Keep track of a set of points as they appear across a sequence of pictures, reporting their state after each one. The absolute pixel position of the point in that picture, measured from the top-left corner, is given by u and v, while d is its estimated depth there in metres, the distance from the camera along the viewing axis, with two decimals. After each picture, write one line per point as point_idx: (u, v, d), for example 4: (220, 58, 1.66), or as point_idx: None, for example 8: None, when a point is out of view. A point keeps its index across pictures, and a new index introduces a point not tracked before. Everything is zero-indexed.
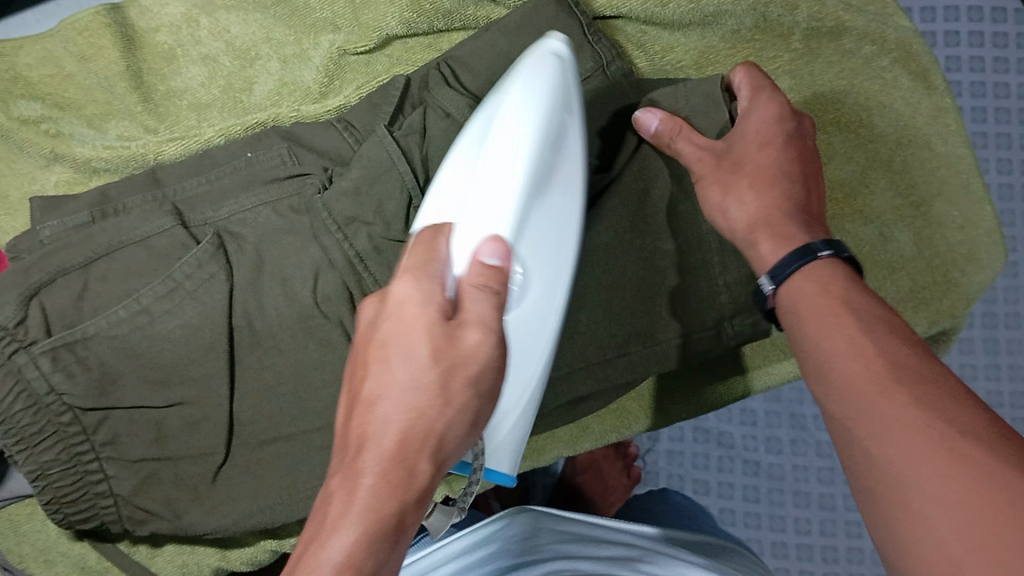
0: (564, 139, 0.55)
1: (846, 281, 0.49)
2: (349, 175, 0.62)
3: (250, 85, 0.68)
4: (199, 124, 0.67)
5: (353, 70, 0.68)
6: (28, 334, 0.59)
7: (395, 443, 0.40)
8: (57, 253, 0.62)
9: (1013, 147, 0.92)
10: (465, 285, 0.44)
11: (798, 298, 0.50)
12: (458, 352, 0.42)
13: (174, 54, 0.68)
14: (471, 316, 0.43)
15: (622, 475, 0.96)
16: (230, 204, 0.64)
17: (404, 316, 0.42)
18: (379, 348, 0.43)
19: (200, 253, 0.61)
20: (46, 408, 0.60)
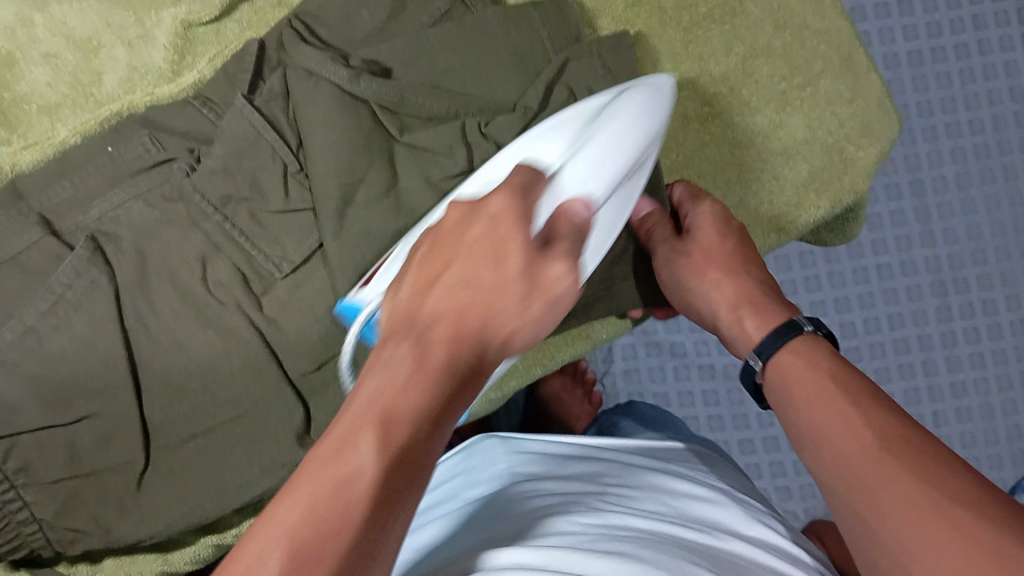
0: (648, 155, 0.54)
1: (827, 354, 0.49)
2: (213, 153, 0.59)
3: (99, 77, 0.64)
4: (53, 126, 0.64)
5: (203, 41, 0.65)
6: None
7: (460, 336, 0.35)
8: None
9: (916, 12, 0.95)
10: (551, 226, 0.40)
11: (785, 375, 0.49)
12: (546, 283, 0.37)
13: (13, 57, 0.63)
14: (560, 249, 0.38)
15: (585, 403, 0.93)
16: (100, 205, 0.61)
17: (497, 235, 0.37)
18: (494, 244, 0.37)
19: (75, 261, 0.58)
20: None
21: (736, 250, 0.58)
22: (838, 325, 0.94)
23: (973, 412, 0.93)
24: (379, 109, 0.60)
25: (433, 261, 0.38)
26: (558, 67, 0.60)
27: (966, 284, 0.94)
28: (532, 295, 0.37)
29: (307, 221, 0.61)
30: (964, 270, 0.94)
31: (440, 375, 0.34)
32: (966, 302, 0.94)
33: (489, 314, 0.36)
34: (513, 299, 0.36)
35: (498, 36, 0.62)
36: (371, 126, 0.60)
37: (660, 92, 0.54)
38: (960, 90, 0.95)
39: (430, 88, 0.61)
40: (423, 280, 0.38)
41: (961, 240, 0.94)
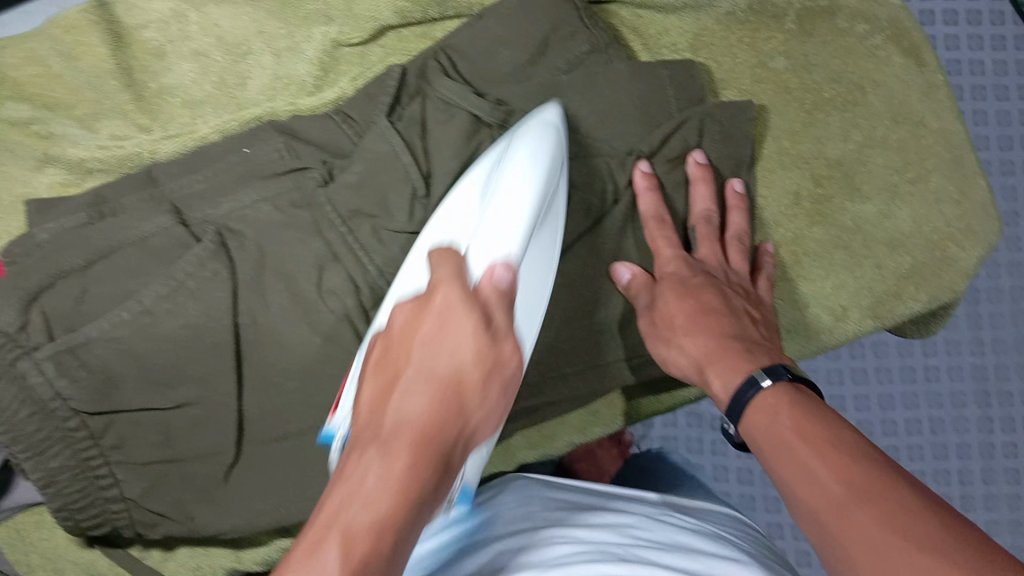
0: (553, 204, 0.55)
1: (813, 402, 0.48)
2: (352, 168, 0.62)
3: (244, 80, 0.67)
4: (194, 121, 0.66)
5: (347, 61, 0.67)
6: (30, 338, 0.59)
7: (425, 441, 0.43)
8: (53, 255, 0.61)
9: (1014, 122, 0.94)
10: (465, 296, 0.49)
11: (761, 424, 0.48)
12: (498, 354, 0.48)
13: (164, 50, 0.66)
14: (501, 326, 0.49)
15: (615, 459, 0.95)
16: (229, 201, 0.63)
17: (448, 308, 0.48)
18: (400, 348, 0.48)
19: (201, 252, 0.61)
20: (52, 414, 0.60)
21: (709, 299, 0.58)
22: (880, 421, 0.91)
23: (1002, 527, 0.91)
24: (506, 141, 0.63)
25: (386, 384, 0.47)
26: (679, 123, 0.62)
27: (1008, 397, 0.92)
28: (503, 339, 0.49)
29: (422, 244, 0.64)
30: (1009, 382, 0.92)
31: (432, 444, 0.43)
32: (1006, 415, 0.92)
33: (451, 371, 0.46)
34: (449, 351, 0.47)
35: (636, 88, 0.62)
36: None
37: (557, 136, 0.57)
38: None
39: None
40: (382, 373, 0.47)
41: (1010, 351, 0.93)
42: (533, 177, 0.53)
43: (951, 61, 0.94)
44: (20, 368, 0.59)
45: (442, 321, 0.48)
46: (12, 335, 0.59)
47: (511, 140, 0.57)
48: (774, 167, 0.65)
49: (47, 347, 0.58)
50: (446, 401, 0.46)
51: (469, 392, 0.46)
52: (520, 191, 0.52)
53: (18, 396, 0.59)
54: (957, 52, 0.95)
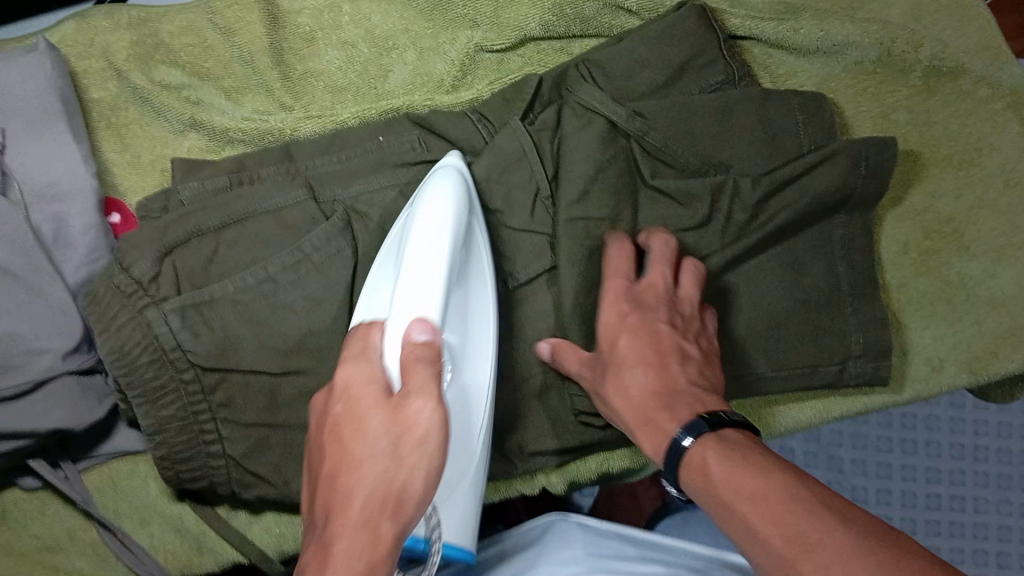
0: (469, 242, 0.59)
1: (754, 445, 0.46)
2: (480, 162, 0.64)
3: (386, 73, 0.70)
4: (334, 105, 0.69)
5: (485, 66, 0.70)
6: (159, 290, 0.62)
7: (366, 532, 0.41)
8: (193, 214, 0.64)
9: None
10: (404, 358, 0.46)
11: (700, 455, 0.47)
12: (403, 420, 0.44)
13: (314, 36, 0.69)
14: (413, 385, 0.44)
15: (656, 498, 0.97)
16: (359, 184, 0.66)
17: (351, 400, 0.46)
18: (347, 428, 0.45)
19: (330, 228, 0.64)
20: (171, 364, 0.62)
21: (641, 351, 0.54)
22: (925, 494, 0.93)
23: None
24: (638, 153, 0.65)
25: (331, 473, 0.44)
26: (824, 155, 0.63)
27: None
28: (415, 396, 0.44)
29: (541, 246, 0.65)
30: None
31: (353, 534, 0.41)
32: None
33: (376, 441, 0.43)
34: (374, 442, 0.43)
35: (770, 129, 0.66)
36: (633, 177, 0.64)
37: (462, 177, 0.60)
38: None
39: (681, 143, 0.65)
40: (341, 470, 0.44)
41: None
42: (441, 230, 0.55)
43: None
44: (147, 316, 0.61)
45: (399, 407, 0.44)
46: (144, 285, 0.61)
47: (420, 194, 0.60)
48: (885, 213, 0.68)
49: (176, 300, 0.61)
50: (362, 474, 0.42)
51: (401, 466, 0.42)
52: (438, 235, 0.54)
53: (142, 342, 0.61)
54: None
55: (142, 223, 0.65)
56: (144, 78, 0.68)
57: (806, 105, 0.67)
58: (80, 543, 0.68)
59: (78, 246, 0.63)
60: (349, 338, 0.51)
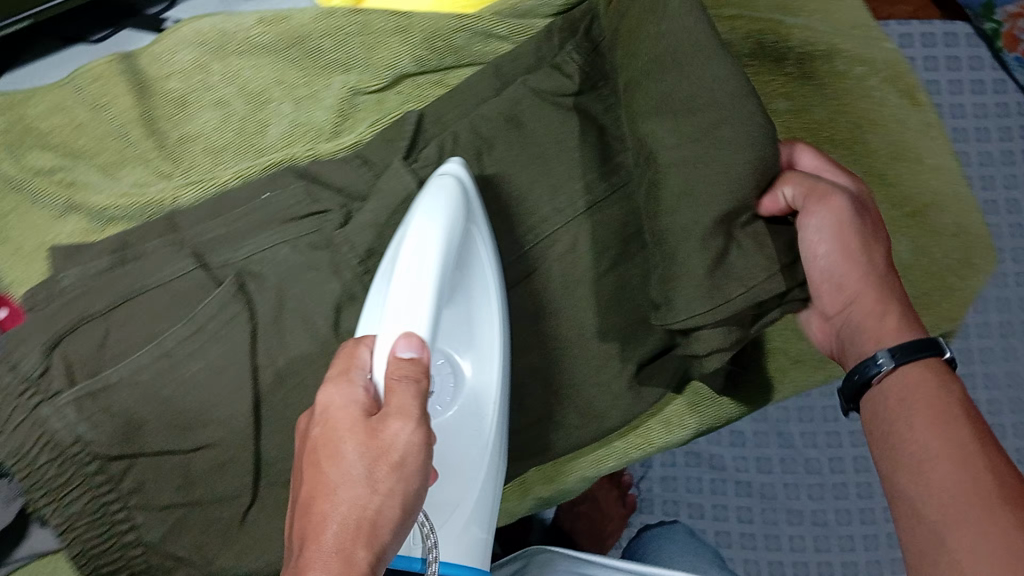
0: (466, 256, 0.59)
1: (951, 383, 0.52)
2: (366, 208, 0.64)
3: (264, 127, 0.68)
4: (215, 168, 0.67)
5: (364, 109, 0.69)
6: (51, 385, 0.59)
7: (343, 555, 0.43)
8: (78, 300, 0.62)
9: (971, 162, 1.05)
10: (386, 380, 0.47)
11: (900, 387, 0.53)
12: (380, 442, 0.45)
13: (186, 100, 0.67)
14: (392, 407, 0.46)
15: (617, 504, 0.98)
16: (249, 244, 0.64)
17: (329, 420, 0.47)
18: (325, 449, 0.46)
19: (222, 294, 0.62)
20: (71, 459, 0.59)
21: (872, 257, 0.58)
22: None
23: None
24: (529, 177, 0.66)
25: (310, 493, 0.45)
26: None
27: (1000, 429, 0.96)
28: (394, 417, 0.46)
29: None
30: (1000, 417, 0.97)
31: (335, 555, 0.43)
32: None
33: (361, 461, 0.45)
34: (356, 461, 0.45)
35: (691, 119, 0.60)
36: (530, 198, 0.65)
37: (455, 187, 0.59)
38: (1011, 244, 1.03)
39: (653, 141, 0.60)
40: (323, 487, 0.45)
41: (1000, 386, 0.98)
42: (432, 250, 0.54)
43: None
44: (40, 415, 0.58)
45: (377, 426, 0.46)
46: (35, 382, 0.59)
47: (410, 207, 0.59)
48: None
49: (69, 393, 0.59)
50: (345, 496, 0.44)
51: (380, 488, 0.45)
52: (426, 251, 0.54)
53: (38, 440, 0.58)
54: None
55: (28, 315, 0.63)
56: (14, 166, 0.66)
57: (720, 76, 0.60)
58: None
59: None
60: (336, 355, 0.52)
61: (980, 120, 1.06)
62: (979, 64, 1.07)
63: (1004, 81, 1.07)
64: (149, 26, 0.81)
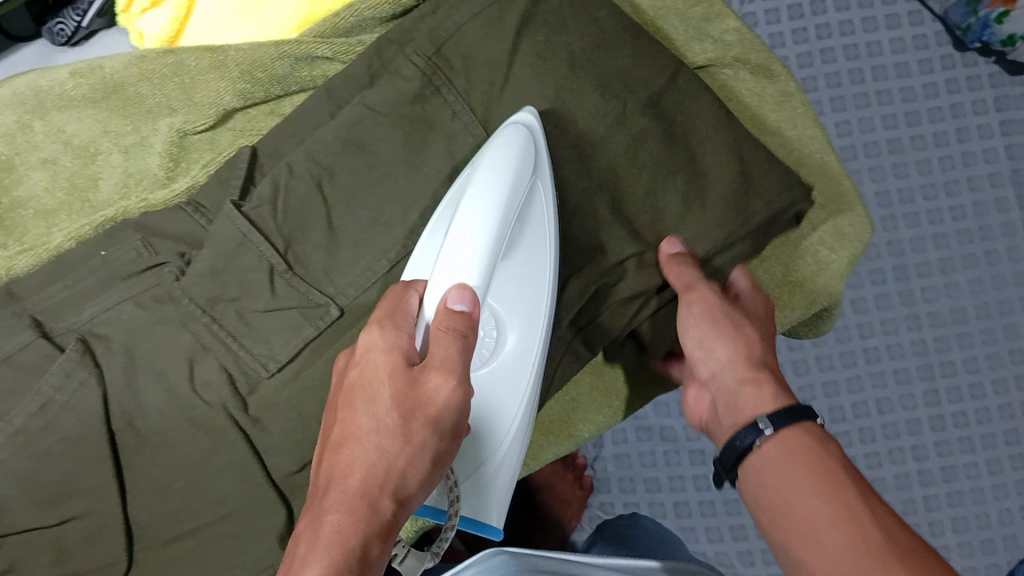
0: (531, 206, 0.58)
1: (828, 447, 0.50)
2: (202, 257, 0.62)
3: (96, 182, 0.66)
4: (48, 230, 0.65)
5: (197, 148, 0.67)
6: None
7: (362, 497, 0.45)
8: None
9: (895, 101, 0.97)
10: (433, 330, 0.48)
11: (757, 478, 0.51)
12: (419, 395, 0.46)
13: (12, 163, 0.65)
14: (435, 359, 0.47)
15: (575, 487, 0.97)
16: (91, 306, 0.62)
17: (371, 363, 0.48)
18: (348, 396, 0.48)
19: (65, 363, 0.60)
20: None
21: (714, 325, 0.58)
22: (828, 409, 0.95)
23: (965, 496, 0.93)
24: (378, 193, 0.63)
25: (341, 434, 0.47)
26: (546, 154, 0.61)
27: (952, 367, 0.95)
28: (434, 371, 0.46)
29: (294, 318, 0.62)
30: (951, 353, 0.95)
31: (360, 498, 0.45)
32: (953, 385, 0.94)
33: (381, 416, 0.46)
34: (380, 410, 0.47)
35: (553, 115, 0.61)
36: (386, 213, 0.63)
37: (531, 133, 0.58)
38: (941, 176, 0.97)
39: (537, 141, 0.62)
40: (343, 432, 0.47)
41: (946, 323, 0.95)
42: (475, 219, 0.52)
43: (807, 78, 0.99)
44: None
45: (416, 377, 0.47)
46: None
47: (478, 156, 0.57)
48: None
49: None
50: (362, 449, 0.46)
51: (400, 446, 0.46)
52: (482, 208, 0.52)
53: None
54: (833, 65, 0.98)
55: None
56: None
57: (573, 75, 0.62)
58: None
59: None
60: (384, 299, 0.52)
61: (899, 55, 0.98)
62: None
63: (919, 11, 0.98)
64: None
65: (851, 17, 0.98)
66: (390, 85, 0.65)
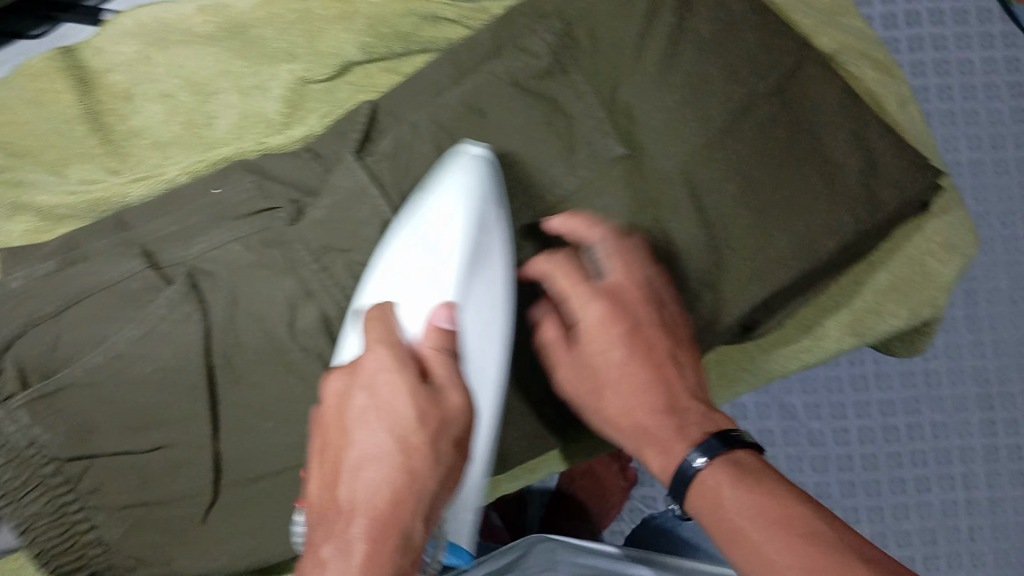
0: (489, 258, 0.56)
1: (772, 476, 0.46)
2: (320, 204, 0.63)
3: (211, 121, 0.67)
4: (163, 162, 0.66)
5: (316, 97, 0.67)
6: (5, 388, 0.59)
7: (392, 519, 0.41)
8: (27, 302, 0.61)
9: (983, 122, 0.94)
10: (545, 337, 0.55)
11: (706, 496, 0.46)
12: (440, 411, 0.43)
13: (130, 94, 0.66)
14: (444, 377, 0.45)
15: (619, 477, 0.96)
16: (201, 242, 0.63)
17: (375, 380, 0.43)
18: (350, 420, 0.43)
19: (172, 295, 0.61)
20: (29, 460, 0.60)
21: (607, 357, 0.52)
22: None
23: None
24: (496, 158, 0.63)
25: (338, 451, 0.43)
26: (677, 134, 0.61)
27: None
28: (453, 388, 0.45)
29: None
30: None
31: (388, 526, 0.41)
32: None
33: (585, 391, 0.53)
34: (416, 424, 0.42)
35: (685, 98, 0.61)
36: (501, 181, 0.62)
37: (486, 164, 0.59)
38: None
39: (671, 124, 0.61)
40: (332, 466, 0.43)
41: None
42: (456, 227, 0.56)
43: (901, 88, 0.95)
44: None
45: (440, 386, 0.44)
46: None
47: (432, 177, 0.59)
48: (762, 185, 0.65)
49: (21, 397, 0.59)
50: (645, 396, 0.50)
51: (682, 406, 0.50)
52: (454, 222, 0.56)
53: None
54: (933, 77, 0.95)
55: None
56: None
57: (709, 57, 0.61)
58: None
59: None
60: (365, 320, 0.49)
61: (989, 75, 0.95)
62: (988, 16, 0.96)
63: (1014, 33, 0.96)
64: (87, 19, 0.80)
65: (943, 32, 0.95)
66: (518, 58, 0.64)
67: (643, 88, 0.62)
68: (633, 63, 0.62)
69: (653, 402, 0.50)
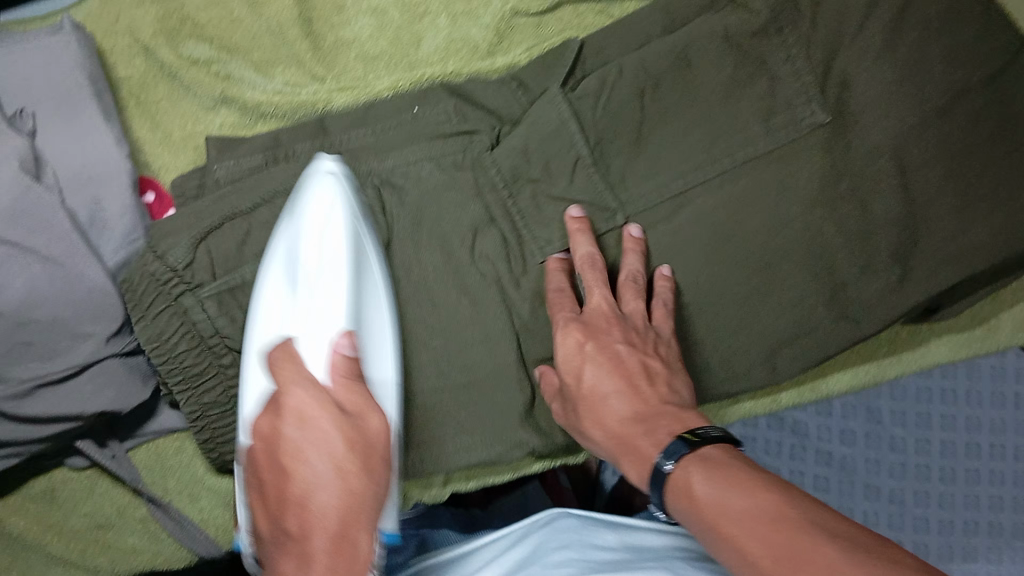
0: (364, 242, 0.57)
1: (741, 462, 0.47)
2: (520, 132, 0.64)
3: (418, 41, 0.69)
4: (368, 75, 0.68)
5: (522, 31, 0.70)
6: (195, 276, 0.60)
7: (342, 536, 0.45)
8: (224, 197, 0.62)
9: None
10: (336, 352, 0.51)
11: (684, 477, 0.47)
12: (365, 434, 0.48)
13: (343, 4, 0.68)
14: (360, 405, 0.49)
15: None
16: (394, 155, 0.64)
17: (306, 405, 0.47)
18: (291, 451, 0.46)
19: (365, 205, 0.62)
20: (209, 348, 0.61)
21: (604, 371, 0.56)
22: None
23: None
24: (697, 108, 0.64)
25: (282, 461, 0.46)
26: (889, 111, 0.62)
27: None
28: (371, 412, 0.49)
29: (581, 213, 0.63)
30: None
31: (337, 532, 0.45)
32: None
33: (570, 375, 0.58)
34: (327, 440, 0.46)
35: (902, 78, 0.62)
36: (700, 132, 0.64)
37: (342, 183, 0.58)
38: None
39: (884, 101, 0.62)
40: (308, 466, 0.46)
41: None
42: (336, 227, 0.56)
43: None
44: (184, 303, 0.60)
45: (361, 411, 0.49)
46: (179, 272, 0.59)
47: (301, 189, 0.59)
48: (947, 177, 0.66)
49: (213, 287, 0.59)
50: (619, 398, 0.55)
51: (646, 401, 0.54)
52: (334, 216, 0.56)
53: (180, 329, 0.60)
54: None
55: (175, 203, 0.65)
56: (172, 54, 0.67)
57: (931, 40, 0.62)
58: (128, 520, 0.67)
59: (116, 228, 0.61)
60: (274, 360, 0.51)
61: None
62: None
63: None
64: None
65: None
66: (733, 15, 0.65)
67: (862, 61, 0.63)
68: (854, 37, 0.63)
69: (627, 403, 0.55)
